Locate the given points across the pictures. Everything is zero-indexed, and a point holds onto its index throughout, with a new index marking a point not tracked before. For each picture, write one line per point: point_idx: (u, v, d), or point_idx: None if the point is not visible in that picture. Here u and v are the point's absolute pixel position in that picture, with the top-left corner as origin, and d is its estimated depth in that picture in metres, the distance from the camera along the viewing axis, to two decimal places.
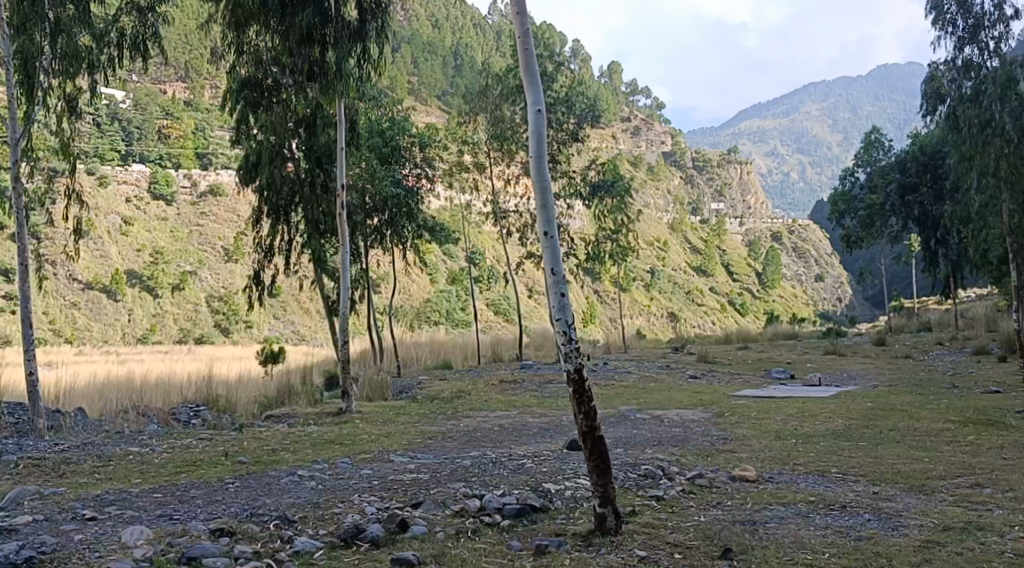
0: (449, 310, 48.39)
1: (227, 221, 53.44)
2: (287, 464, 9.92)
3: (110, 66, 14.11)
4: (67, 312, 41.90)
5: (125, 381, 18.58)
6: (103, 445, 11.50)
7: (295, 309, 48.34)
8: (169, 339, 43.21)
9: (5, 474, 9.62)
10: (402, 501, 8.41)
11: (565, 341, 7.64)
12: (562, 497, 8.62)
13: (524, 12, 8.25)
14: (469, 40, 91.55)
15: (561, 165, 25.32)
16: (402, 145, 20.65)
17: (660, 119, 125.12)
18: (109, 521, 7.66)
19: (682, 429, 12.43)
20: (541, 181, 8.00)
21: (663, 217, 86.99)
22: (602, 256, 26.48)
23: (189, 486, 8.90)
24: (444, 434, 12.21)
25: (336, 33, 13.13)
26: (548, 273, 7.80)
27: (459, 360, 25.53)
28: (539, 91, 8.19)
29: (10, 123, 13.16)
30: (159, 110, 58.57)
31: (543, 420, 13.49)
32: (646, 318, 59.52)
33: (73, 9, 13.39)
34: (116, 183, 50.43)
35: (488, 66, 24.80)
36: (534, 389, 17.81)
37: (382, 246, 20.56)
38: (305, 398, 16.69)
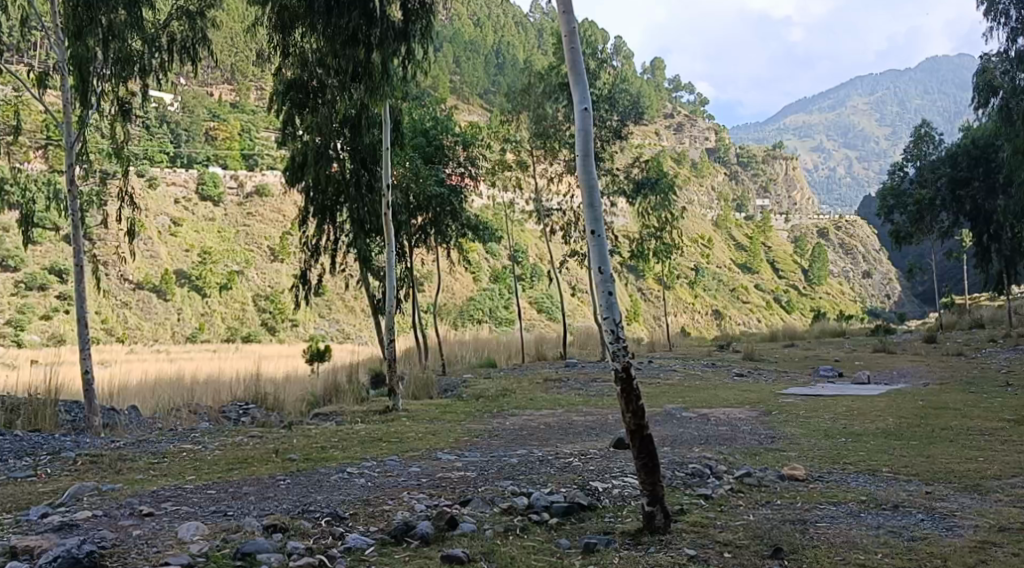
0: (493, 308, 48.54)
1: (272, 221, 54.05)
2: (336, 462, 10.04)
3: (161, 70, 14.33)
4: (119, 311, 42.66)
5: (175, 381, 18.78)
6: (158, 442, 11.72)
7: (340, 308, 48.67)
8: (218, 338, 43.79)
9: (65, 471, 9.85)
10: (450, 499, 8.47)
11: (612, 339, 7.68)
12: (609, 495, 8.62)
13: (570, 10, 8.28)
14: (511, 39, 91.69)
15: (605, 162, 25.24)
16: (445, 145, 20.72)
17: (704, 115, 124.20)
18: (166, 517, 7.81)
19: (729, 428, 12.34)
20: (588, 180, 8.02)
21: (707, 214, 86.41)
22: (645, 253, 26.35)
23: (242, 483, 9.05)
24: (490, 432, 12.25)
25: (381, 34, 13.20)
26: (595, 272, 7.83)
27: (502, 358, 25.53)
28: (586, 88, 8.20)
29: (66, 128, 13.51)
30: (206, 112, 59.65)
31: (589, 418, 13.43)
32: (689, 316, 59.22)
33: (126, 15, 13.54)
34: (165, 184, 51.42)
35: (530, 65, 24.81)
36: (578, 387, 17.81)
37: (426, 245, 20.67)
38: (351, 397, 16.88)
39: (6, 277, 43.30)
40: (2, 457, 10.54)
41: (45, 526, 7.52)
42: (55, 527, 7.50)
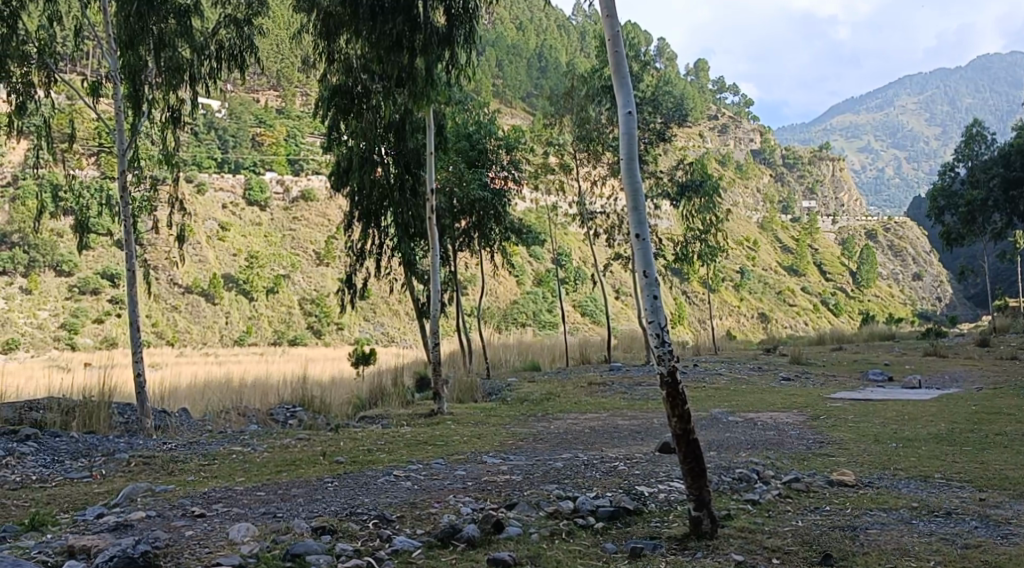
0: (537, 311, 48.54)
1: (318, 226, 54.54)
2: (383, 464, 10.13)
3: (210, 77, 14.61)
4: (168, 315, 43.41)
5: (224, 383, 19.11)
6: (208, 444, 11.91)
7: (385, 311, 48.93)
8: (265, 341, 44.31)
9: (119, 472, 10.05)
10: (496, 502, 8.50)
11: (657, 343, 7.65)
12: (656, 500, 8.59)
13: (614, 13, 8.29)
14: (553, 42, 91.85)
15: (649, 165, 25.12)
16: (489, 148, 20.76)
17: (749, 117, 123.13)
18: (217, 518, 7.94)
19: (776, 432, 12.22)
20: (633, 183, 8.01)
21: (752, 216, 85.68)
22: (689, 256, 26.19)
23: (291, 484, 9.18)
24: (535, 436, 12.26)
25: (425, 40, 13.30)
26: (640, 275, 7.82)
27: (546, 362, 25.54)
28: (630, 92, 8.19)
29: (118, 135, 13.79)
30: (253, 118, 60.55)
31: (634, 422, 13.39)
32: (735, 319, 58.69)
33: (175, 24, 13.82)
34: (213, 190, 52.31)
35: (573, 68, 24.77)
36: (623, 391, 17.76)
37: (470, 249, 20.74)
38: (397, 400, 17.03)
39: (60, 281, 44.31)
40: (59, 457, 10.81)
41: (101, 526, 7.68)
42: (111, 527, 7.66)
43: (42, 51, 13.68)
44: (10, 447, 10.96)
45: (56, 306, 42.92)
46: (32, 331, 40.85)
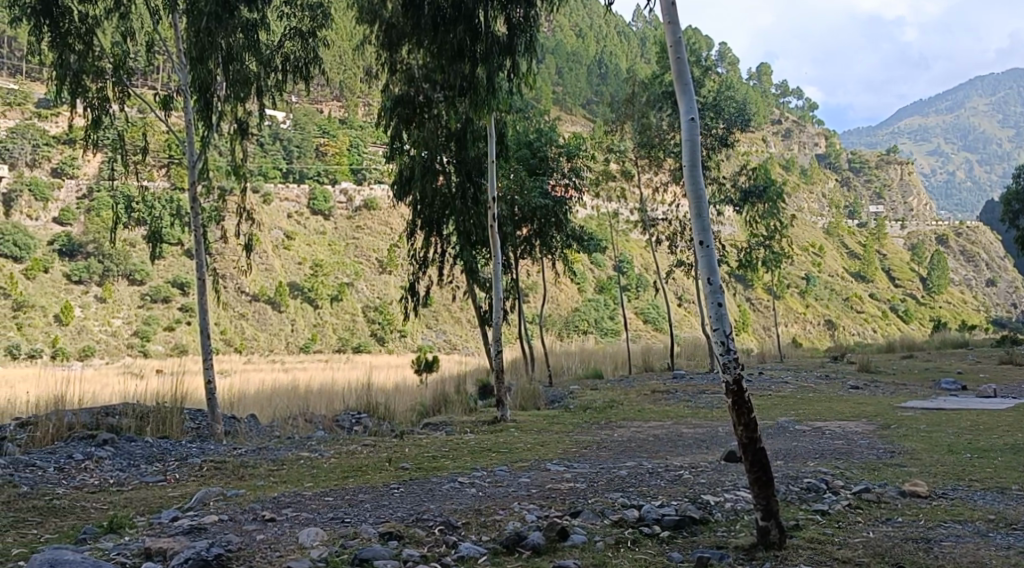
0: (598, 319, 48.36)
1: (380, 234, 55.09)
2: (447, 471, 10.22)
3: (276, 89, 14.91)
4: (236, 322, 44.27)
5: (290, 389, 19.42)
6: (277, 450, 12.12)
7: (447, 318, 49.06)
8: (329, 348, 44.85)
9: (190, 476, 10.29)
10: (560, 509, 8.50)
11: (723, 351, 7.60)
12: (722, 509, 8.50)
13: (676, 19, 8.25)
14: (613, 49, 91.66)
15: (712, 171, 24.89)
16: (550, 155, 20.78)
17: (813, 121, 121.17)
18: (287, 523, 8.08)
19: (845, 442, 12.01)
20: (696, 190, 7.98)
21: (818, 222, 84.29)
22: (753, 263, 25.90)
23: (358, 490, 9.30)
24: (599, 444, 12.23)
25: (486, 49, 13.38)
26: (704, 282, 7.77)
27: (609, 370, 25.46)
28: (692, 98, 8.15)
29: (189, 147, 14.14)
30: (317, 129, 61.70)
31: (698, 431, 13.27)
32: (801, 326, 57.79)
33: (244, 37, 14.07)
34: (279, 200, 53.41)
35: (634, 74, 24.66)
36: (687, 399, 17.62)
37: (532, 256, 20.79)
38: (460, 407, 17.15)
39: (133, 289, 45.56)
40: (134, 462, 11.10)
41: (176, 529, 7.88)
42: (185, 530, 7.84)
43: (118, 67, 14.13)
44: (88, 451, 11.30)
45: (129, 314, 44.10)
46: (107, 339, 42.05)
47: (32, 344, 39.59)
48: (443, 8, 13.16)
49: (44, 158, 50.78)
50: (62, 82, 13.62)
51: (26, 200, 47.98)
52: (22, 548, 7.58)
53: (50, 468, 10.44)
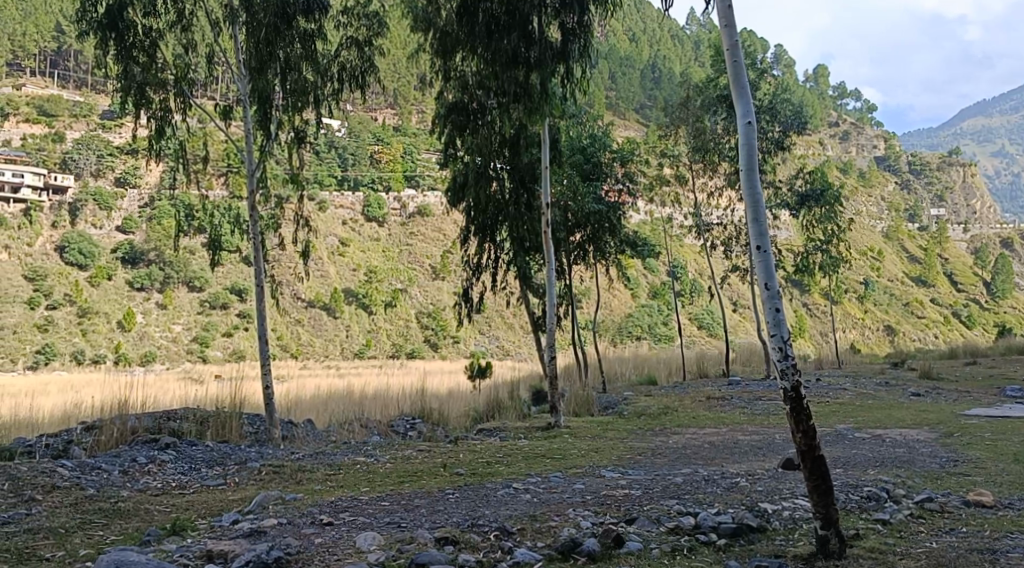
0: (652, 324, 47.98)
1: (434, 240, 55.41)
2: (502, 477, 10.23)
3: (333, 98, 15.11)
4: (293, 328, 44.88)
5: (346, 395, 19.66)
6: (334, 454, 12.26)
7: (499, 324, 48.75)
8: (384, 354, 45.20)
9: (250, 480, 10.46)
10: (616, 516, 8.47)
11: (780, 357, 7.54)
12: (780, 517, 8.40)
13: (732, 22, 8.20)
14: (666, 53, 91.26)
15: (767, 175, 24.60)
16: (603, 161, 20.70)
17: (871, 122, 119.12)
18: (344, 526, 8.17)
19: (906, 450, 11.77)
20: (753, 194, 7.93)
21: (877, 225, 82.75)
22: (810, 267, 25.55)
23: (414, 495, 9.36)
24: (653, 451, 12.15)
25: (540, 54, 13.43)
26: (761, 288, 7.73)
27: (662, 376, 25.29)
28: (749, 101, 8.11)
29: (248, 156, 14.41)
30: (371, 136, 62.80)
31: (754, 437, 13.11)
32: (859, 331, 56.80)
33: (300, 48, 14.32)
34: (334, 207, 54.44)
35: (689, 78, 24.52)
36: (743, 405, 17.41)
37: (585, 262, 20.75)
38: (514, 413, 17.19)
39: (193, 296, 46.38)
40: (196, 465, 11.31)
41: (236, 532, 8.01)
42: (245, 532, 7.97)
43: (180, 79, 14.41)
44: (151, 454, 11.54)
45: (189, 320, 44.80)
46: (167, 345, 42.86)
47: (96, 350, 40.64)
48: (496, 15, 13.30)
49: (108, 168, 53.61)
50: (125, 93, 13.95)
51: (91, 210, 50.03)
52: (88, 549, 7.78)
53: (115, 471, 10.68)
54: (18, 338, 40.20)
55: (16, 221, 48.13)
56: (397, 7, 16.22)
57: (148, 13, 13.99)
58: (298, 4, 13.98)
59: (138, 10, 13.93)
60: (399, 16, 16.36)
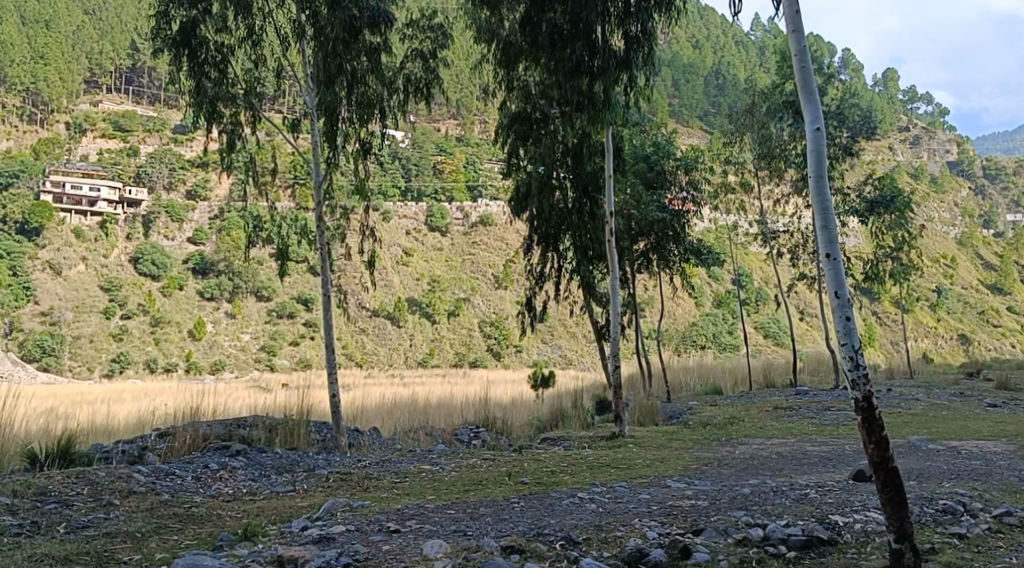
0: (717, 333, 47.49)
1: (496, 250, 55.57)
2: (567, 486, 10.21)
3: (398, 109, 15.28)
4: (358, 337, 45.45)
5: (410, 403, 19.79)
6: (399, 462, 12.38)
7: (562, 333, 48.65)
8: (447, 363, 45.45)
9: (318, 487, 10.61)
10: (682, 527, 8.38)
11: (852, 367, 7.44)
12: (852, 530, 8.23)
13: (801, 28, 8.10)
14: (730, 58, 90.36)
15: (835, 181, 24.12)
16: (667, 168, 20.50)
17: (944, 126, 116.28)
18: (411, 534, 8.22)
19: (982, 463, 11.43)
20: (822, 201, 7.82)
21: (950, 231, 80.64)
22: (880, 275, 24.99)
23: (479, 503, 9.39)
24: (720, 462, 11.99)
25: (603, 62, 13.33)
26: (831, 296, 7.64)
27: (728, 385, 24.97)
28: (819, 108, 8.00)
29: (315, 168, 14.64)
30: (434, 147, 63.57)
31: (823, 449, 12.86)
32: (932, 341, 55.39)
33: (366, 62, 14.50)
34: (398, 217, 55.31)
35: (754, 84, 24.19)
36: (811, 416, 17.10)
37: (649, 270, 20.65)
38: (578, 422, 17.15)
39: (261, 305, 47.15)
40: (266, 472, 11.52)
41: (306, 538, 8.12)
42: (314, 539, 8.07)
43: (249, 92, 14.71)
44: (223, 461, 11.76)
45: (257, 329, 45.50)
46: (236, 353, 43.58)
47: (169, 359, 41.59)
48: (561, 25, 13.36)
49: (179, 181, 55.38)
50: (198, 109, 14.29)
51: (163, 221, 51.49)
52: (164, 553, 7.97)
53: (188, 477, 10.92)
54: (95, 347, 41.51)
55: (93, 234, 49.69)
56: (461, 18, 16.37)
57: (220, 29, 14.42)
58: (364, 17, 14.17)
59: (211, 26, 14.34)
60: (463, 28, 16.48)
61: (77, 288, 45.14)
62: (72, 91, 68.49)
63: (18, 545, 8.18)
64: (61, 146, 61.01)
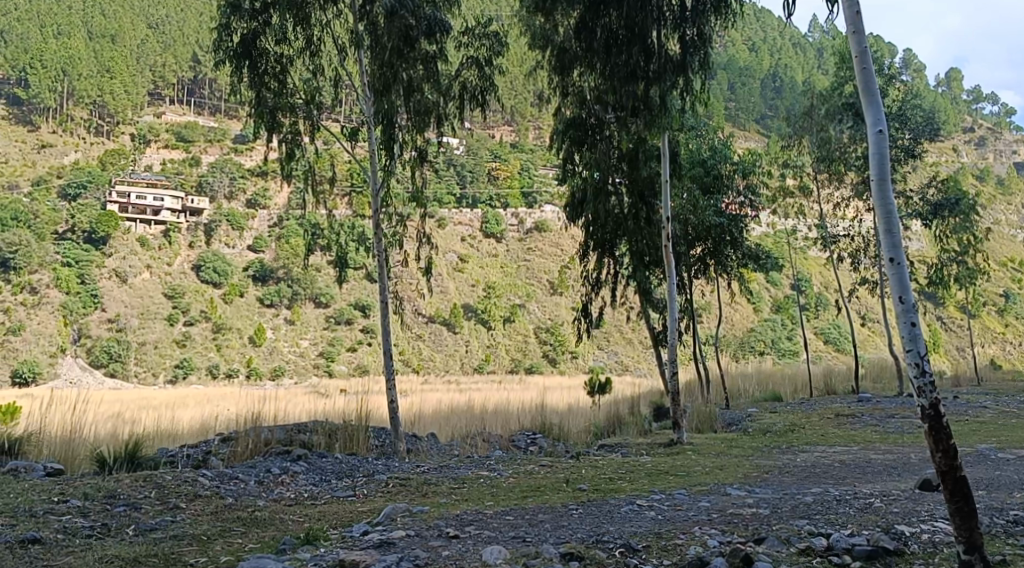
0: (776, 339, 46.90)
1: (551, 256, 55.52)
2: (626, 493, 10.15)
3: (454, 117, 15.38)
4: (414, 343, 45.77)
5: (467, 409, 19.85)
6: (457, 468, 12.43)
7: (618, 340, 48.38)
8: (503, 369, 45.50)
9: (378, 491, 10.71)
10: (744, 536, 8.28)
11: (918, 375, 7.34)
12: (919, 540, 8.05)
13: (861, 28, 7.97)
14: (788, 60, 89.24)
15: (898, 184, 23.59)
16: (725, 172, 20.28)
17: (1010, 126, 113.36)
18: (470, 540, 8.25)
19: None
20: (885, 203, 7.68)
21: (1018, 234, 78.55)
22: (944, 280, 24.41)
23: (537, 510, 9.37)
24: (781, 469, 11.85)
25: (659, 68, 13.33)
26: (895, 302, 7.50)
27: (788, 392, 24.59)
28: (880, 109, 7.86)
29: (372, 176, 14.78)
30: (490, 153, 63.90)
31: (887, 456, 12.61)
32: (999, 347, 53.96)
33: (422, 69, 14.61)
34: (453, 224, 55.75)
35: (812, 86, 23.83)
36: (875, 423, 16.78)
37: (706, 276, 20.47)
38: (635, 429, 17.04)
39: (319, 312, 47.67)
40: (327, 477, 11.64)
41: (367, 543, 8.19)
42: (375, 544, 8.14)
43: (309, 101, 14.89)
44: (284, 466, 11.94)
45: (315, 335, 46.02)
46: (295, 359, 44.07)
47: (230, 365, 42.31)
48: (615, 30, 13.24)
49: (240, 190, 56.50)
50: (258, 119, 14.52)
51: (225, 230, 52.49)
52: (228, 556, 8.10)
53: (251, 481, 11.08)
54: (159, 353, 42.36)
55: (157, 243, 50.80)
56: (516, 25, 16.40)
57: (280, 40, 14.65)
58: (420, 26, 14.31)
59: (271, 38, 14.61)
60: (517, 35, 16.53)
61: (142, 296, 46.12)
62: (137, 103, 70.09)
63: (89, 547, 8.38)
64: (126, 158, 62.33)
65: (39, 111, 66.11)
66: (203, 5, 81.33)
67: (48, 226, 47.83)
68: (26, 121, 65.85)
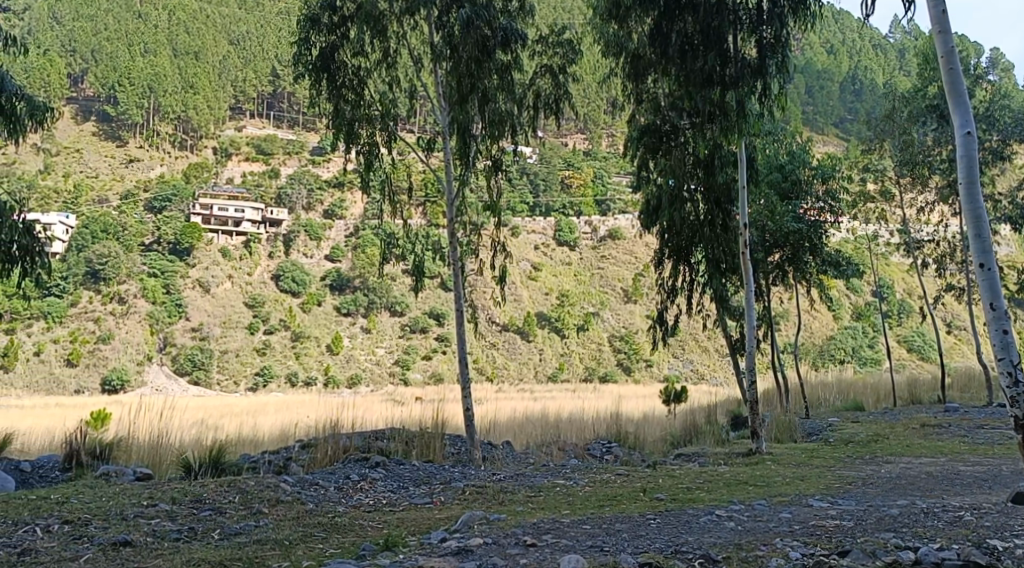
0: (856, 347, 45.76)
1: (625, 263, 55.23)
2: (704, 503, 10.03)
3: (529, 125, 15.42)
4: (488, 352, 46.10)
5: (542, 417, 19.79)
6: (533, 476, 12.44)
7: (693, 347, 47.77)
8: (577, 377, 45.32)
9: (455, 499, 10.76)
10: (827, 548, 8.10)
11: (1011, 383, 7.24)
12: (1013, 555, 7.77)
13: (947, 27, 7.77)
14: (868, 62, 87.25)
15: (986, 187, 22.82)
16: (803, 177, 19.90)
17: None
18: (548, 548, 8.23)
19: None
20: (974, 207, 7.50)
21: None
22: None
23: (615, 519, 9.31)
24: (865, 480, 11.56)
25: (736, 72, 13.12)
26: (987, 309, 7.39)
27: (870, 402, 23.92)
28: (968, 109, 7.65)
29: (447, 185, 14.90)
30: (562, 162, 64.19)
31: (978, 469, 12.19)
32: None
33: (497, 79, 14.65)
34: (526, 232, 55.99)
35: (894, 89, 23.29)
36: (963, 434, 16.22)
37: (785, 282, 20.12)
38: (712, 438, 16.81)
39: (395, 320, 48.19)
40: (405, 483, 11.79)
41: (445, 550, 8.24)
42: (453, 550, 8.19)
43: (384, 114, 15.06)
44: (363, 472, 12.10)
45: (391, 343, 46.56)
46: (372, 367, 44.60)
47: (308, 372, 42.93)
48: (690, 35, 13.18)
49: (317, 202, 57.72)
50: (337, 131, 14.80)
51: (303, 240, 53.56)
52: (310, 561, 8.23)
53: (332, 487, 11.26)
54: (240, 361, 43.36)
55: (238, 253, 52.08)
56: (590, 32, 16.36)
57: (357, 53, 14.86)
58: (496, 36, 14.37)
59: (348, 51, 14.85)
60: (591, 41, 16.52)
61: (223, 305, 47.23)
62: (219, 118, 71.88)
63: (176, 549, 8.60)
64: (208, 171, 64.01)
65: (128, 127, 68.46)
66: (281, 18, 82.59)
67: (136, 237, 49.50)
68: (114, 136, 68.58)
